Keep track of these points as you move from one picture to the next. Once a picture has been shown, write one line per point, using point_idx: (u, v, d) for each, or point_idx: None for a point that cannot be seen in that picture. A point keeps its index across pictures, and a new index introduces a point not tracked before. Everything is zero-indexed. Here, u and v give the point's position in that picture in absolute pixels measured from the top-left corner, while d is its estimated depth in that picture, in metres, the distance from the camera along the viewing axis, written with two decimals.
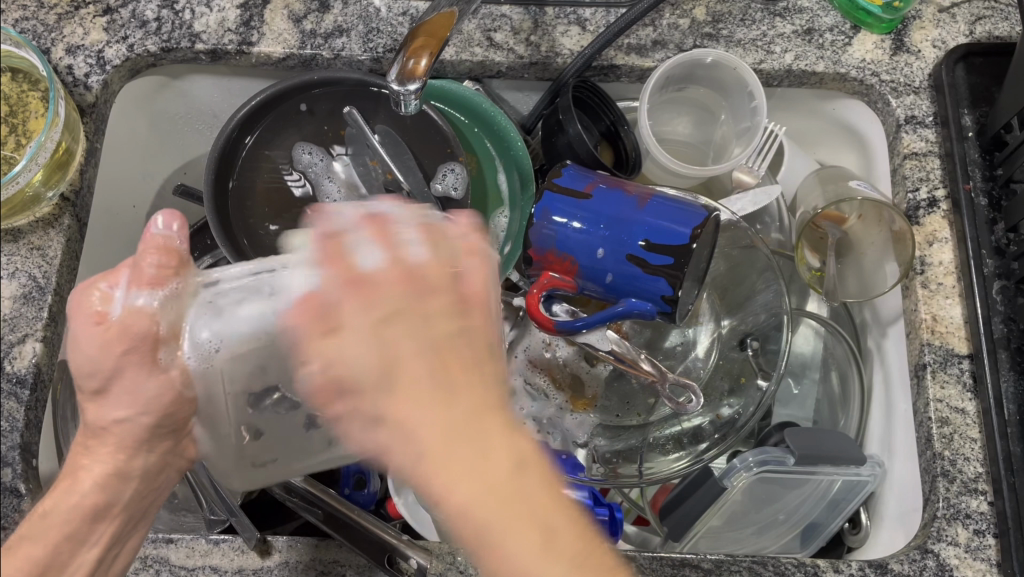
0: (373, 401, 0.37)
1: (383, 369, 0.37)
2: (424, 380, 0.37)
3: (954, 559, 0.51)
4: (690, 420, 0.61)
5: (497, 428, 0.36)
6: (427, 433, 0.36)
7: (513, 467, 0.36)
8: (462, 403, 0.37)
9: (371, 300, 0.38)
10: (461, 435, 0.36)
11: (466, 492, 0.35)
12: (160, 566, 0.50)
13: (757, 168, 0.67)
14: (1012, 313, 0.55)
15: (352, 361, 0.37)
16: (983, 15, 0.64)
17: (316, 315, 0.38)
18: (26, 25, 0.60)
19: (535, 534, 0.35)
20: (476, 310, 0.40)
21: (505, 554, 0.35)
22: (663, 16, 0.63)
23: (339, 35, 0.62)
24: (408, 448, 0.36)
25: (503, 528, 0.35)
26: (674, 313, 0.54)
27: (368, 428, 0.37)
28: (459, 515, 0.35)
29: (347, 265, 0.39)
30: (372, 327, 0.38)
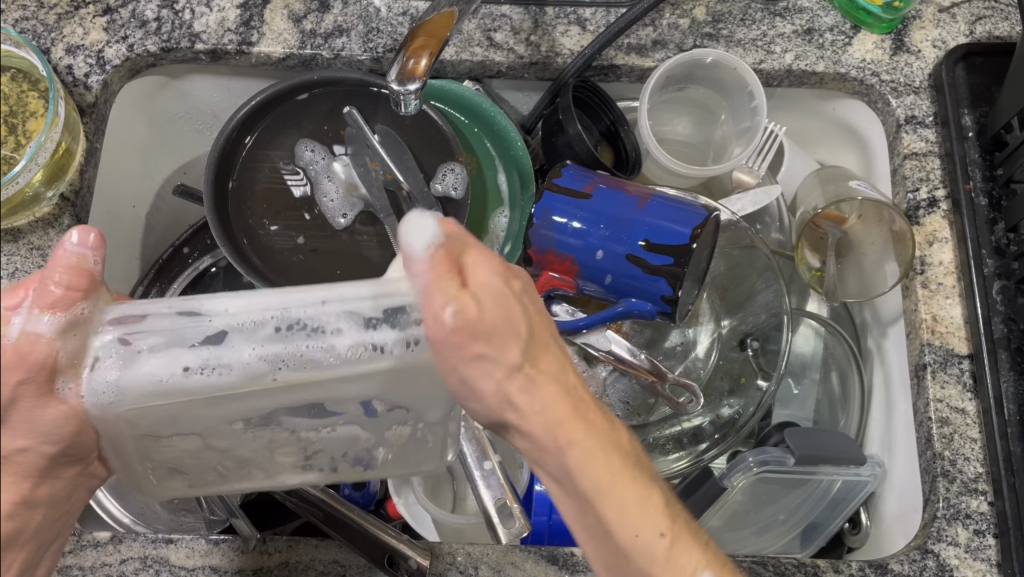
0: (505, 363, 0.35)
1: (535, 338, 0.36)
2: (544, 351, 0.37)
3: (954, 560, 0.51)
4: (690, 419, 0.62)
5: (592, 407, 0.37)
6: (558, 402, 0.36)
7: (612, 449, 0.36)
8: (568, 389, 0.36)
9: (487, 275, 0.35)
10: (589, 407, 0.37)
11: (614, 458, 0.36)
12: (160, 566, 0.50)
13: (757, 168, 0.67)
14: (1012, 313, 0.55)
15: (508, 317, 0.35)
16: (983, 15, 0.64)
17: (454, 274, 0.34)
18: (26, 25, 0.60)
19: (641, 511, 0.36)
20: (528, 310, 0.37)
21: (644, 520, 0.36)
22: (663, 16, 0.63)
23: (339, 35, 0.62)
24: (540, 411, 0.35)
25: (637, 497, 0.36)
26: (674, 313, 0.54)
27: (498, 391, 0.35)
28: (600, 488, 0.35)
29: (448, 287, 0.34)
30: (516, 292, 0.36)
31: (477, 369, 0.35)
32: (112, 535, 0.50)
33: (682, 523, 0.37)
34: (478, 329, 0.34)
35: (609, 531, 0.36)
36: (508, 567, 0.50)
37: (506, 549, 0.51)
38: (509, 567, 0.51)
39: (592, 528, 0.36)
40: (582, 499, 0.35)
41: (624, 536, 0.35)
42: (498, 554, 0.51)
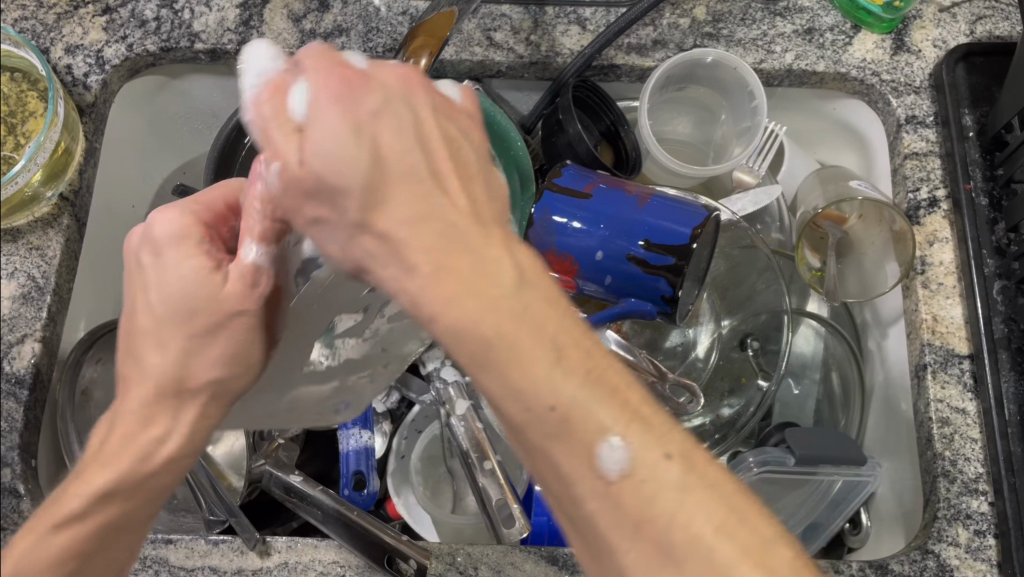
0: (345, 220, 0.30)
1: (376, 179, 0.29)
2: (403, 196, 0.29)
3: (955, 560, 0.51)
4: (691, 420, 0.61)
5: (486, 231, 0.30)
6: (414, 250, 0.29)
7: (515, 285, 0.29)
8: (444, 215, 0.29)
9: (326, 115, 0.29)
10: (459, 247, 0.29)
11: (489, 312, 0.28)
12: (160, 566, 0.50)
13: (757, 167, 0.67)
14: (1013, 313, 0.55)
15: (331, 163, 0.29)
16: (983, 15, 0.63)
17: (280, 122, 0.30)
18: (26, 25, 0.60)
19: (553, 355, 0.29)
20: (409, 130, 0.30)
21: (535, 385, 0.29)
22: (663, 16, 0.63)
23: (339, 35, 0.62)
24: (402, 272, 0.29)
25: (519, 359, 0.28)
26: (674, 313, 0.54)
27: (348, 250, 0.30)
28: (475, 354, 0.29)
29: (283, 119, 0.30)
30: (354, 123, 0.29)
31: (319, 229, 0.31)
32: None
33: (579, 352, 0.29)
34: (305, 184, 0.30)
35: (503, 404, 0.29)
36: (507, 567, 0.50)
37: (506, 550, 0.51)
38: (509, 567, 0.50)
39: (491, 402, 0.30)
40: (465, 366, 0.30)
41: (513, 410, 0.29)
42: (498, 554, 0.51)
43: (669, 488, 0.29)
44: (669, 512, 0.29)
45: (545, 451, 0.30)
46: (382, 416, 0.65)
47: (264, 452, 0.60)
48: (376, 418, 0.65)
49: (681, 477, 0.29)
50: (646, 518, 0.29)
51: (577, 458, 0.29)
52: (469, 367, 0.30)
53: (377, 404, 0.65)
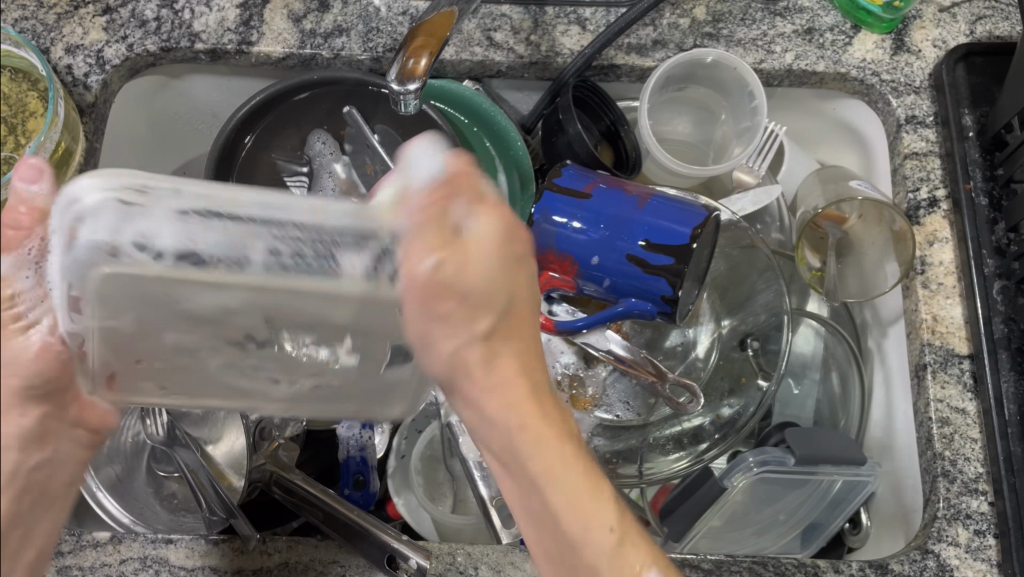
0: (445, 348, 0.35)
1: (474, 323, 0.35)
2: (507, 346, 0.37)
3: (954, 560, 0.51)
4: (690, 420, 0.61)
5: (555, 403, 0.38)
6: (522, 413, 0.36)
7: (569, 438, 0.37)
8: (523, 371, 0.37)
9: (470, 266, 0.35)
10: (529, 396, 0.37)
11: (549, 449, 0.36)
12: (160, 566, 0.50)
13: (757, 168, 0.67)
14: (1013, 313, 0.55)
15: (450, 288, 0.34)
16: (983, 15, 0.63)
17: (429, 244, 0.33)
18: (26, 25, 0.60)
19: (591, 500, 0.37)
20: (494, 280, 0.35)
21: (591, 520, 0.37)
22: (663, 16, 0.63)
23: (339, 35, 0.62)
24: (485, 403, 0.36)
25: (589, 508, 0.37)
26: (674, 313, 0.54)
27: (444, 375, 0.36)
28: (530, 482, 0.36)
29: (421, 244, 0.33)
30: (471, 272, 0.35)
31: (444, 326, 0.35)
32: (112, 535, 0.50)
33: (612, 506, 0.38)
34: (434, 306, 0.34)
35: (548, 522, 0.37)
36: (508, 568, 0.50)
37: (506, 550, 0.51)
38: (509, 568, 0.50)
39: (535, 514, 0.37)
40: (530, 487, 0.36)
41: (551, 531, 0.37)
42: (498, 554, 0.51)
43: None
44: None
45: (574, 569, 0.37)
46: None
47: (264, 452, 0.58)
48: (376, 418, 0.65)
49: None
50: None
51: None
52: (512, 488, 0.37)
53: None
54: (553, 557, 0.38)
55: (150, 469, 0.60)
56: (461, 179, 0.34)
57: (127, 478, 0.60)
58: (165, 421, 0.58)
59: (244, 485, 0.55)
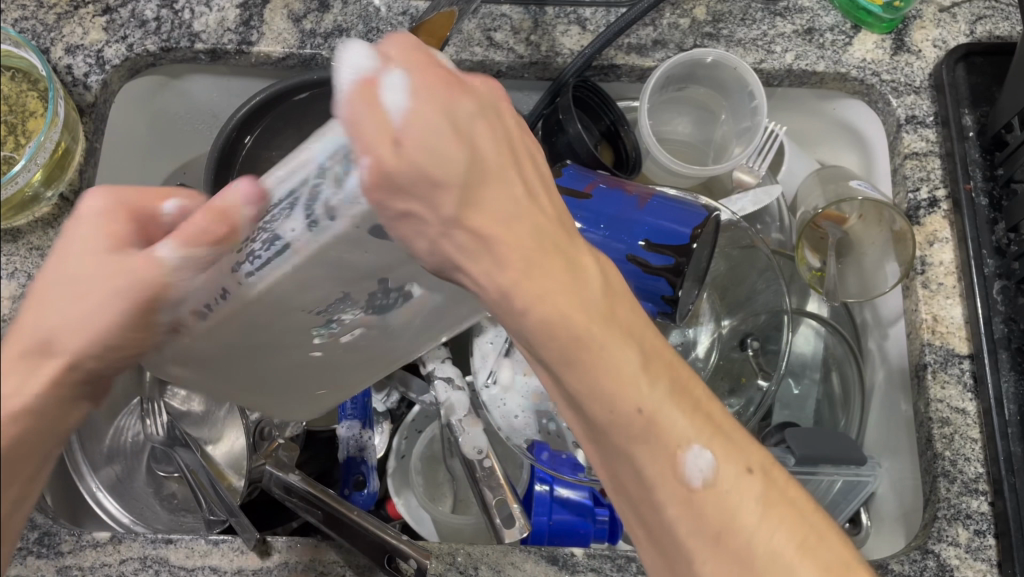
0: (439, 217, 0.32)
1: (473, 178, 0.32)
2: (491, 201, 0.33)
3: (954, 560, 0.51)
4: None
5: (578, 247, 0.34)
6: (517, 292, 0.32)
7: (602, 291, 0.34)
8: (535, 220, 0.33)
9: (439, 123, 0.31)
10: (544, 251, 0.33)
11: (574, 309, 0.32)
12: (160, 566, 0.50)
13: (757, 168, 0.67)
14: (1013, 313, 0.55)
15: (430, 152, 0.31)
16: (983, 15, 0.63)
17: (379, 121, 0.30)
18: (26, 25, 0.60)
19: (639, 360, 0.33)
20: (470, 135, 0.32)
21: (624, 395, 0.32)
22: (663, 16, 0.63)
23: (339, 35, 0.62)
24: (493, 267, 0.33)
25: (628, 374, 0.32)
26: (674, 312, 0.55)
27: (437, 244, 0.33)
28: (565, 344, 0.32)
29: (375, 114, 0.30)
30: (447, 121, 0.31)
31: (410, 223, 0.32)
32: (112, 535, 0.50)
33: (661, 364, 0.34)
34: (402, 179, 0.30)
35: (584, 403, 0.33)
36: (508, 568, 0.50)
37: (506, 550, 0.51)
38: (509, 568, 0.50)
39: (565, 395, 0.34)
40: (549, 368, 0.33)
41: (598, 410, 0.33)
42: (498, 554, 0.51)
43: (749, 512, 0.33)
44: (749, 527, 0.32)
45: (628, 454, 0.33)
46: (382, 416, 0.65)
47: (264, 452, 0.58)
48: (376, 417, 0.65)
49: (761, 494, 0.33)
50: (727, 528, 0.32)
51: (670, 455, 0.33)
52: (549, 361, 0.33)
53: (377, 404, 0.64)
54: (592, 440, 0.35)
55: (150, 469, 0.60)
56: (404, 62, 0.31)
57: (126, 478, 0.59)
58: (166, 420, 0.58)
59: (244, 485, 0.56)
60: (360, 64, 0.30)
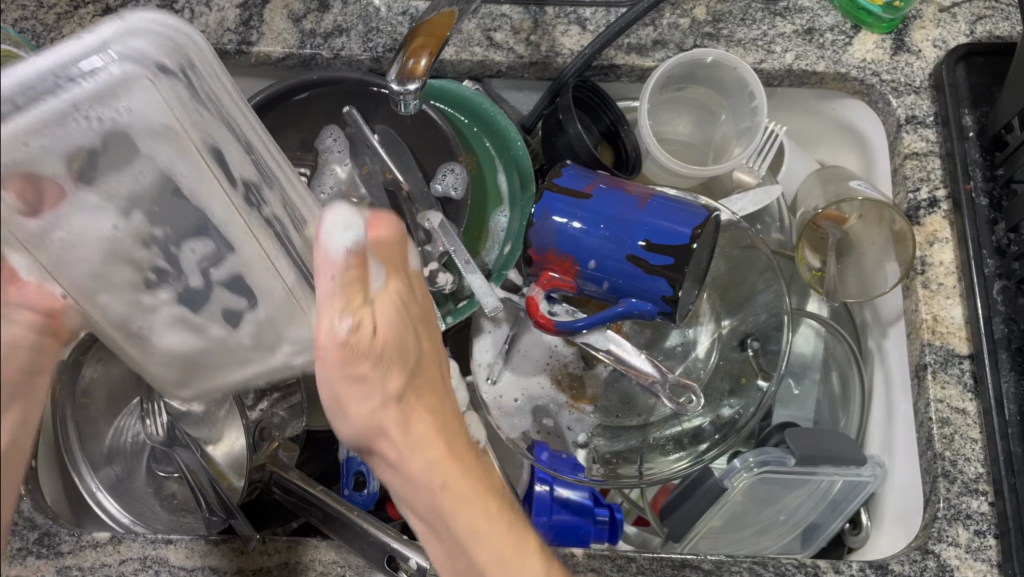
0: (383, 392, 0.37)
1: (406, 384, 0.39)
2: (430, 391, 0.41)
3: (954, 560, 0.51)
4: (690, 420, 0.61)
5: (483, 471, 0.42)
6: (448, 475, 0.39)
7: (503, 512, 0.41)
8: (450, 439, 0.40)
9: (410, 341, 0.39)
10: (465, 462, 0.40)
11: (485, 529, 0.40)
12: (160, 566, 0.50)
13: (757, 167, 0.66)
14: (1013, 313, 0.55)
15: (388, 359, 0.37)
16: (983, 15, 0.63)
17: (355, 291, 0.36)
18: (26, 25, 0.61)
19: (538, 565, 0.41)
20: (410, 343, 0.39)
21: (517, 567, 0.40)
22: (663, 16, 0.63)
23: (339, 35, 0.62)
24: (405, 455, 0.38)
25: (519, 562, 0.40)
26: (675, 313, 0.54)
27: (371, 418, 0.37)
28: (468, 553, 0.40)
29: (360, 287, 0.36)
30: (404, 319, 0.38)
31: (357, 389, 0.36)
32: (112, 535, 0.51)
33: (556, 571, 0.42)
34: (359, 363, 0.36)
35: (459, 558, 0.40)
36: None
37: None
38: None
39: (446, 546, 0.40)
40: (455, 545, 0.40)
41: None
42: None
43: None
44: None
45: None
46: None
47: (264, 452, 0.58)
48: None
49: None
50: None
51: None
52: (445, 561, 0.41)
53: None
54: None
55: (150, 469, 0.59)
56: (376, 248, 0.37)
57: (126, 478, 0.58)
58: (165, 421, 0.57)
59: (244, 485, 0.55)
60: (350, 241, 0.35)
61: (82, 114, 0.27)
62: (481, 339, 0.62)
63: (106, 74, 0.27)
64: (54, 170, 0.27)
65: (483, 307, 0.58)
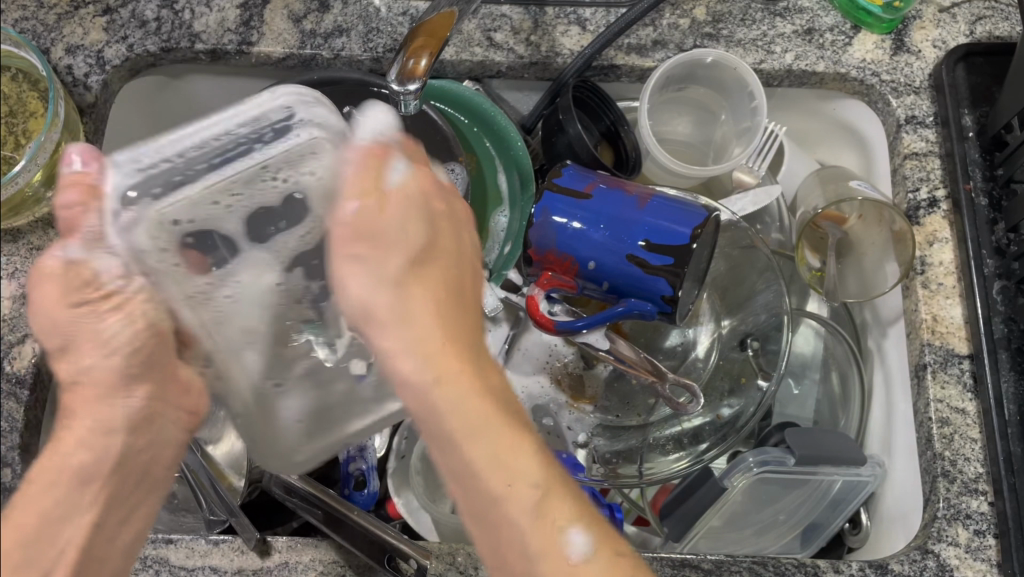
0: (382, 272, 0.39)
1: (410, 268, 0.40)
2: (439, 275, 0.42)
3: (954, 560, 0.51)
4: (690, 420, 0.61)
5: (487, 362, 0.41)
6: (440, 361, 0.38)
7: (501, 395, 0.39)
8: (454, 321, 0.40)
9: (419, 230, 0.40)
10: (461, 347, 0.39)
11: (478, 402, 0.38)
12: (160, 566, 0.50)
13: (757, 168, 0.67)
14: (1013, 313, 0.55)
15: (390, 238, 0.39)
16: (983, 15, 0.63)
17: (370, 182, 0.39)
18: (26, 25, 0.61)
19: (532, 451, 0.38)
20: (420, 232, 0.40)
21: (514, 480, 0.37)
22: (663, 16, 0.64)
23: (339, 35, 0.62)
24: (401, 331, 0.39)
25: (506, 448, 0.38)
26: (674, 313, 0.54)
27: (365, 294, 0.39)
28: (454, 434, 0.38)
29: (374, 177, 0.39)
30: (414, 204, 0.40)
31: (352, 266, 0.39)
32: None
33: (556, 483, 0.38)
34: (360, 233, 0.38)
35: (449, 450, 0.38)
36: None
37: None
38: None
39: (436, 437, 0.39)
40: (447, 438, 0.38)
41: (486, 494, 0.37)
42: None
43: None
44: None
45: (517, 533, 0.37)
46: None
47: None
48: None
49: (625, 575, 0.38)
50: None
51: (546, 536, 0.37)
52: (441, 451, 0.39)
53: None
54: (470, 501, 0.39)
55: None
56: (399, 143, 0.40)
57: None
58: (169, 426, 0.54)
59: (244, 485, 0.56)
60: (378, 129, 0.39)
61: (269, 172, 0.37)
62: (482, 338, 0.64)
63: (294, 135, 0.37)
64: (233, 228, 0.38)
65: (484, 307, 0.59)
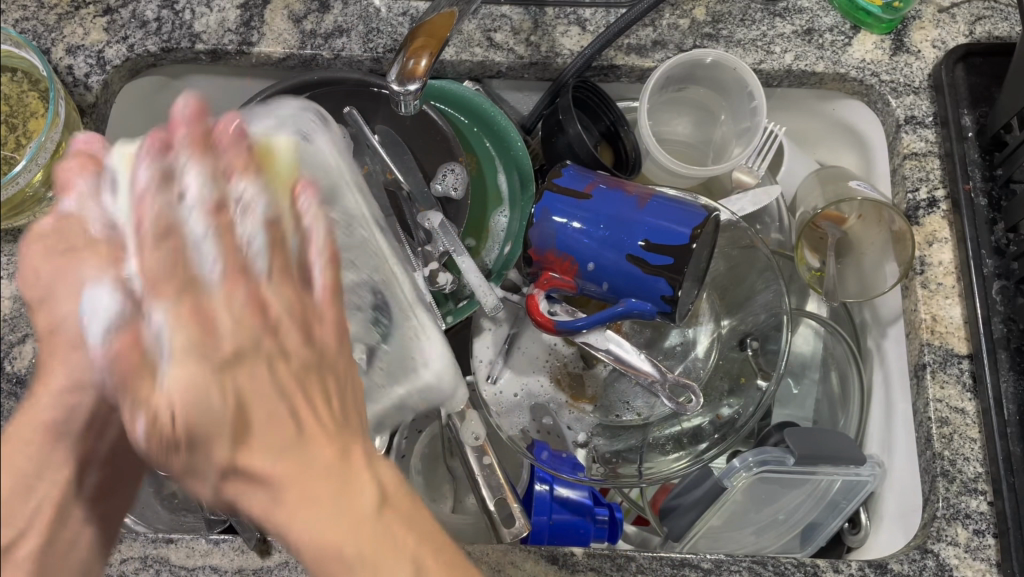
0: (222, 446, 0.33)
1: (245, 410, 0.33)
2: (261, 387, 0.34)
3: (954, 559, 0.51)
4: (690, 420, 0.61)
5: (353, 459, 0.34)
6: (285, 486, 0.33)
7: (375, 507, 0.33)
8: (312, 430, 0.34)
9: (212, 313, 0.34)
10: (315, 471, 0.33)
11: (333, 521, 0.32)
12: (161, 566, 0.50)
13: (757, 168, 0.67)
14: (1012, 313, 0.55)
15: (186, 391, 0.32)
16: (983, 16, 0.64)
17: (183, 272, 0.34)
18: (26, 25, 0.61)
19: (410, 572, 0.33)
20: (261, 330, 0.35)
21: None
22: (663, 17, 0.64)
23: (339, 35, 0.62)
24: (261, 478, 0.33)
25: (377, 573, 0.32)
26: (674, 313, 0.54)
27: (217, 488, 0.33)
28: (332, 557, 0.32)
29: (176, 271, 0.34)
30: (202, 305, 0.34)
31: (192, 462, 0.33)
32: None
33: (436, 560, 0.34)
34: (176, 435, 0.32)
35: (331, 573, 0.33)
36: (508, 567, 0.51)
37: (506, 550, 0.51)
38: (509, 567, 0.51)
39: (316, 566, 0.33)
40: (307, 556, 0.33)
41: None
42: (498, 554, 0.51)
43: None
44: None
45: None
46: None
47: None
48: None
49: None
50: None
51: None
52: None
53: None
54: None
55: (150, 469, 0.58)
56: (153, 210, 0.34)
57: None
58: None
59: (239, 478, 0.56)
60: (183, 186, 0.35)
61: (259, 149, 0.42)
62: (481, 336, 0.63)
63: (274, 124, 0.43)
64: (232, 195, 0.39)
65: (484, 306, 0.58)
